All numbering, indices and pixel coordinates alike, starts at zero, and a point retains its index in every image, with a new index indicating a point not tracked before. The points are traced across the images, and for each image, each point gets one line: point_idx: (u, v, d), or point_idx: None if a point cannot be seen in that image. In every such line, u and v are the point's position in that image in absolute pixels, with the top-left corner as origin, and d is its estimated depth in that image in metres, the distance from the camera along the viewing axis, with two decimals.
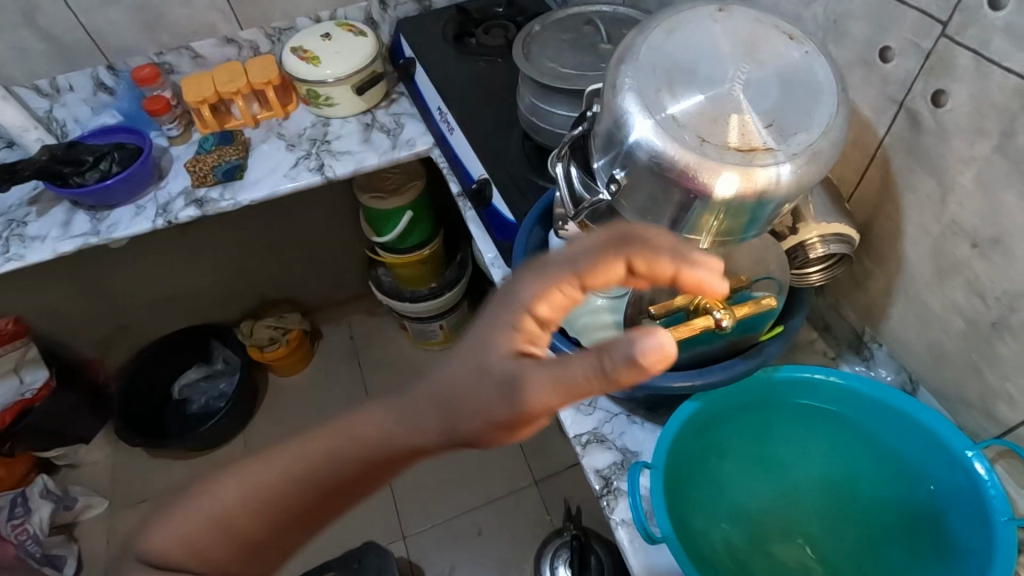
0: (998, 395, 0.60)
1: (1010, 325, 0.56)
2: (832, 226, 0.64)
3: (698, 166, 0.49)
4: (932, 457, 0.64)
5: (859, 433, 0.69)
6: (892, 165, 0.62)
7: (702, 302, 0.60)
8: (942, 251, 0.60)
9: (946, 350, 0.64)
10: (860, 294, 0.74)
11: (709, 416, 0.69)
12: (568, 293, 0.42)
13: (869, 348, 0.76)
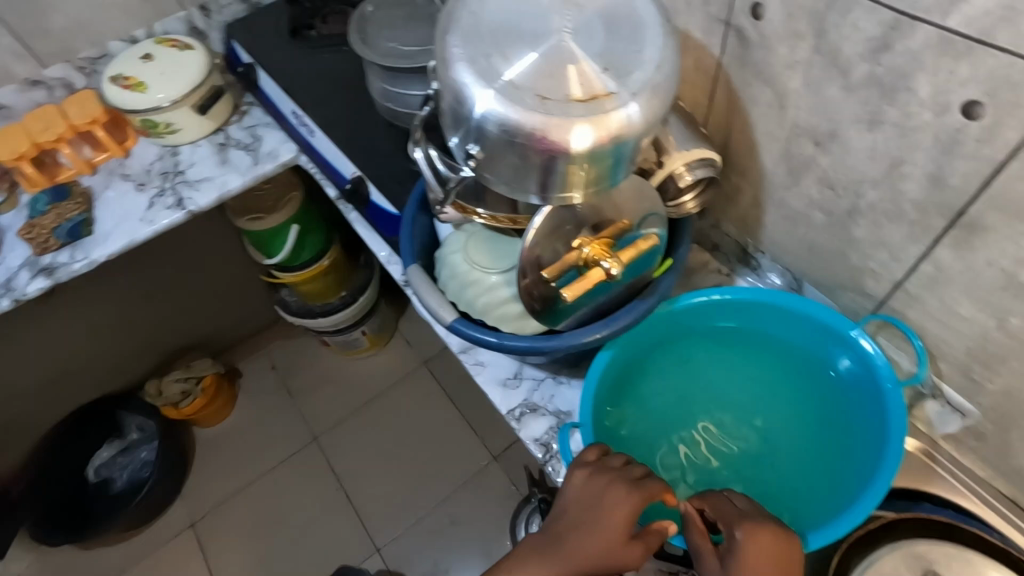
0: (865, 274, 0.65)
1: (860, 210, 0.60)
2: (695, 152, 0.66)
3: (547, 126, 0.49)
4: (825, 342, 0.69)
5: (759, 337, 0.73)
6: (733, 82, 0.64)
7: (589, 255, 0.60)
8: (791, 155, 0.63)
9: (815, 244, 0.69)
10: (737, 209, 0.77)
11: (623, 361, 0.71)
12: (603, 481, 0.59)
13: (756, 256, 0.80)
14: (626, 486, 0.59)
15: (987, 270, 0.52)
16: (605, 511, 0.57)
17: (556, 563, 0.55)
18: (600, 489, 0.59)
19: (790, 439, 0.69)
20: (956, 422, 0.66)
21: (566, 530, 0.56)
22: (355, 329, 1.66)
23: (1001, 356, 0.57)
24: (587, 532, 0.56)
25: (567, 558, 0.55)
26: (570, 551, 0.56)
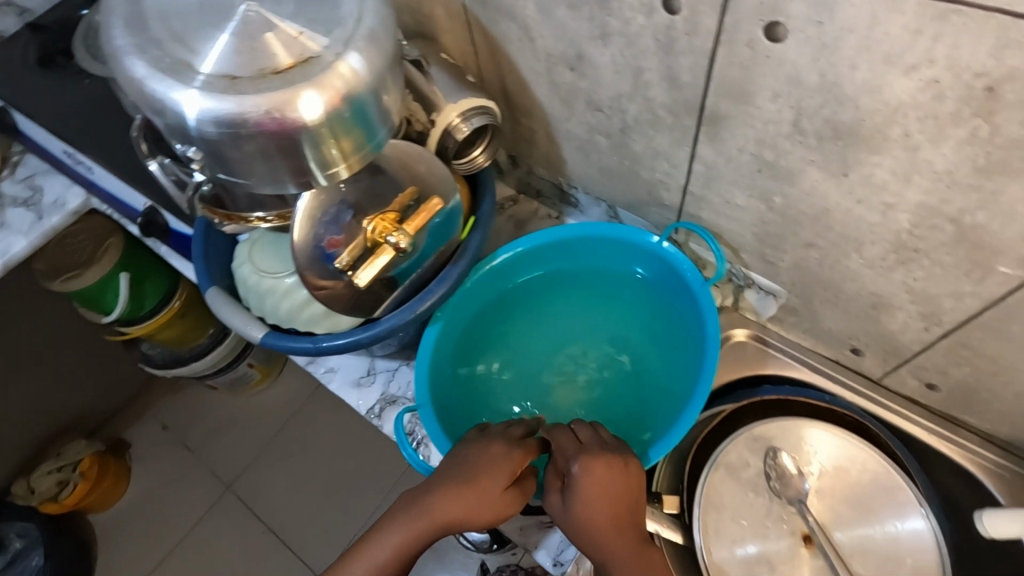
0: (658, 186, 0.66)
1: (629, 125, 0.61)
2: (465, 102, 0.62)
3: (269, 106, 0.44)
4: (638, 257, 0.70)
5: (582, 270, 0.74)
6: (484, 23, 0.62)
7: (375, 233, 0.58)
8: (558, 84, 0.62)
9: (611, 168, 0.69)
10: (539, 150, 0.76)
11: (455, 331, 0.70)
12: (478, 445, 0.58)
13: (572, 192, 0.80)
14: (501, 445, 0.58)
15: (741, 157, 0.54)
16: (474, 469, 0.56)
17: (416, 528, 0.55)
18: (472, 452, 0.57)
19: (634, 362, 0.69)
20: (774, 304, 0.70)
21: (427, 500, 0.56)
22: (238, 362, 1.47)
23: (781, 234, 0.60)
24: (454, 493, 0.55)
25: (428, 521, 0.55)
26: (434, 512, 0.55)
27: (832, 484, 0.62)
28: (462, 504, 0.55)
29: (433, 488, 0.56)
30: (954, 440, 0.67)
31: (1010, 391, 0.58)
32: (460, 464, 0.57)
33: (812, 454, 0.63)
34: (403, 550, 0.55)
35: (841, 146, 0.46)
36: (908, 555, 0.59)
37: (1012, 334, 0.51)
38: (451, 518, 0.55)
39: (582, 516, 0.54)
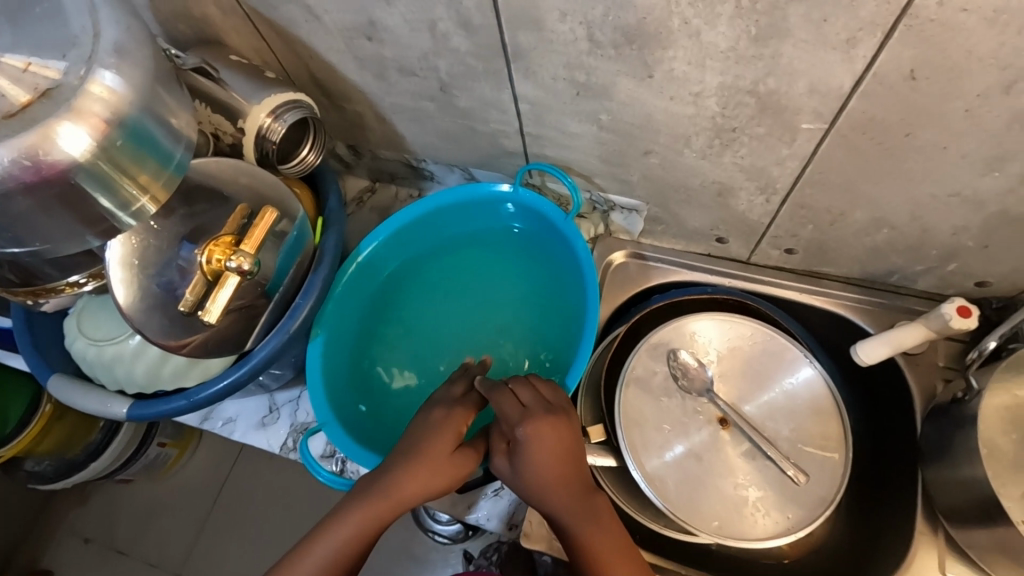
0: (498, 136, 0.65)
1: (446, 82, 0.59)
2: (271, 100, 0.58)
3: (18, 152, 0.38)
4: (499, 210, 0.69)
5: (451, 240, 0.72)
6: (264, 12, 0.57)
7: (212, 262, 0.53)
8: (363, 58, 0.59)
9: (448, 131, 0.67)
10: (375, 131, 0.73)
11: (338, 342, 0.65)
12: (427, 414, 0.56)
13: (423, 166, 0.78)
14: (448, 408, 0.56)
15: (557, 85, 0.54)
16: (422, 446, 0.54)
17: (374, 512, 0.52)
18: (423, 423, 0.55)
19: (527, 312, 0.68)
20: (640, 219, 0.73)
21: (378, 485, 0.53)
22: (144, 447, 1.29)
23: (620, 150, 0.61)
24: (409, 468, 0.53)
25: (386, 502, 0.52)
26: (392, 491, 0.52)
27: (731, 364, 0.66)
28: (417, 475, 0.52)
29: (382, 471, 0.53)
30: (821, 292, 0.73)
31: (851, 234, 0.64)
32: (411, 437, 0.55)
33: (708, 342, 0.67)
34: (359, 539, 0.52)
35: (637, 49, 0.47)
36: (806, 403, 0.64)
37: (833, 182, 0.56)
38: (406, 495, 0.52)
39: (531, 477, 0.52)
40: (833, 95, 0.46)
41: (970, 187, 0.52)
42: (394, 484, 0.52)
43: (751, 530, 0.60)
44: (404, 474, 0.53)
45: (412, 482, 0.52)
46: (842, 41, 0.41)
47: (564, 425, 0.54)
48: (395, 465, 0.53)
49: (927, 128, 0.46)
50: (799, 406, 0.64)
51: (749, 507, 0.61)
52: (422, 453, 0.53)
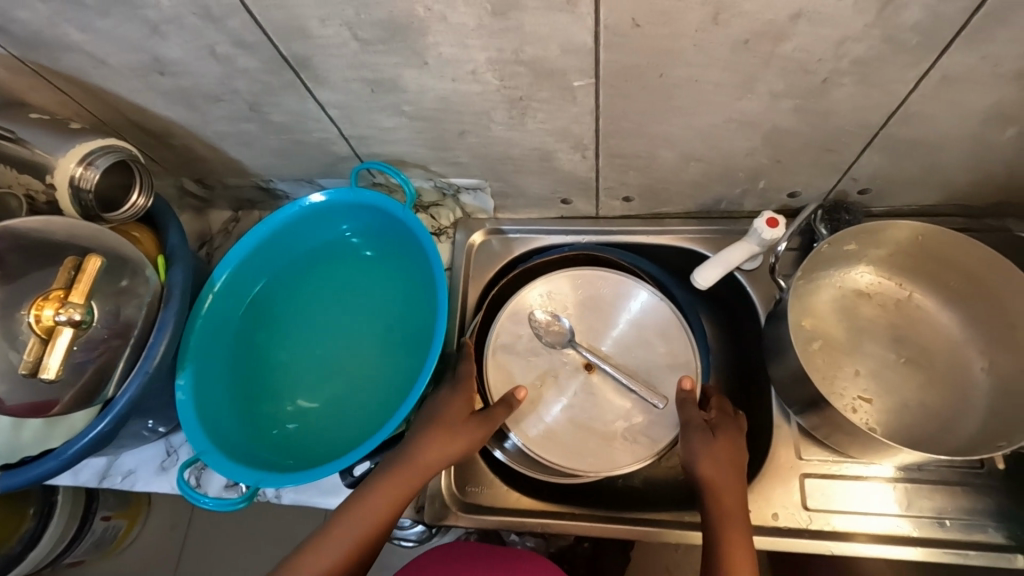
0: (324, 143, 0.67)
1: (253, 102, 0.61)
2: (78, 148, 0.58)
3: None
4: (344, 215, 0.71)
5: (305, 254, 0.73)
6: (52, 65, 0.58)
7: (41, 318, 0.54)
8: (165, 92, 0.60)
9: (278, 148, 0.69)
10: (213, 161, 0.74)
11: (209, 376, 0.66)
12: (451, 400, 0.64)
13: (274, 186, 0.79)
14: (462, 397, 0.64)
15: (351, 85, 0.56)
16: (441, 415, 0.62)
17: (401, 483, 0.58)
18: (444, 409, 0.63)
19: (391, 306, 0.70)
20: (487, 196, 0.77)
21: (406, 458, 0.59)
22: (88, 524, 1.10)
23: (437, 136, 0.64)
24: (434, 436, 0.60)
25: (412, 468, 0.59)
26: (417, 458, 0.59)
27: (586, 316, 0.72)
28: (440, 442, 0.60)
29: (406, 447, 0.60)
30: (665, 231, 0.79)
31: (669, 173, 0.69)
32: (435, 413, 0.62)
33: (564, 300, 0.73)
34: (385, 513, 0.57)
35: (401, 40, 0.50)
36: (655, 334, 0.71)
37: (628, 128, 0.61)
38: (427, 462, 0.59)
39: (712, 465, 0.58)
40: (584, 51, 0.50)
41: (737, 111, 0.57)
42: (418, 453, 0.59)
43: (621, 459, 0.66)
44: (422, 443, 0.60)
45: (431, 448, 0.60)
46: (564, 2, 0.45)
47: (733, 431, 0.61)
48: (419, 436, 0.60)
49: (674, 66, 0.51)
50: (649, 338, 0.71)
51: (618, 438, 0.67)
52: (437, 424, 0.61)
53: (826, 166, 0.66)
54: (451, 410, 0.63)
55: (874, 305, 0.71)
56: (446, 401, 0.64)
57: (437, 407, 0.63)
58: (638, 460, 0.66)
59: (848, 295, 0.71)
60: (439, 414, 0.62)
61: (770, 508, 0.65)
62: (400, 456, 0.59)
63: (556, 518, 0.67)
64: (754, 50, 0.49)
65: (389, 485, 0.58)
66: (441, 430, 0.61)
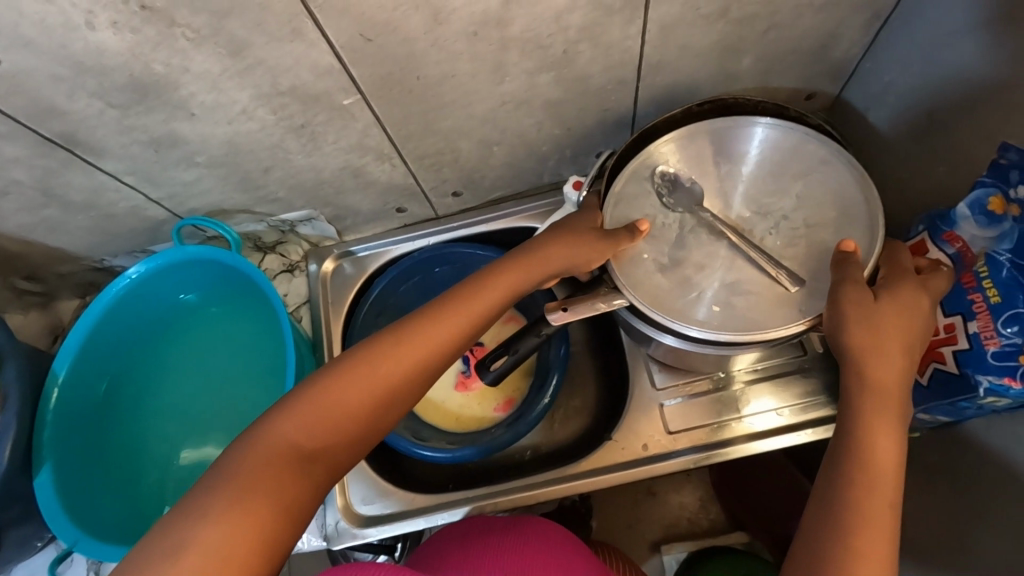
0: (137, 210, 0.68)
1: (42, 188, 0.60)
2: None
3: None
4: (177, 279, 0.71)
5: (147, 326, 0.72)
6: None
7: None
8: None
9: (92, 225, 0.69)
10: (32, 254, 0.72)
11: (78, 470, 0.66)
12: (529, 257, 0.54)
13: (109, 263, 0.79)
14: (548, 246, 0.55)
15: (132, 149, 0.58)
16: (489, 289, 0.51)
17: (395, 362, 0.46)
18: (509, 273, 0.53)
19: (250, 351, 0.73)
20: (324, 223, 0.79)
21: (409, 347, 0.47)
22: None
23: (243, 178, 0.66)
24: (453, 311, 0.49)
25: (409, 350, 0.46)
26: (416, 340, 0.47)
27: (727, 167, 0.61)
28: (442, 330, 0.48)
29: (412, 340, 0.47)
30: (500, 215, 0.82)
31: (478, 162, 0.74)
32: (486, 296, 0.51)
33: (704, 157, 0.61)
34: (359, 407, 0.44)
35: (156, 98, 0.52)
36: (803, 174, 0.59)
37: (418, 130, 0.64)
38: (423, 362, 0.47)
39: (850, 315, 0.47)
40: (335, 71, 0.53)
41: (505, 94, 0.62)
42: (416, 344, 0.47)
43: (773, 320, 0.53)
44: (421, 333, 0.47)
45: (426, 340, 0.47)
46: (289, 33, 0.48)
47: (910, 294, 0.48)
48: (436, 326, 0.48)
49: (424, 67, 0.55)
50: (821, 193, 0.58)
51: (731, 318, 0.54)
52: (454, 317, 0.49)
53: (613, 123, 0.72)
54: (537, 259, 0.54)
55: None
56: (478, 290, 0.51)
57: (483, 291, 0.51)
58: (789, 320, 0.53)
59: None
60: (468, 303, 0.50)
61: (639, 440, 0.70)
62: (401, 349, 0.46)
63: (451, 504, 0.71)
64: (486, 38, 0.54)
65: (381, 375, 0.45)
66: (450, 328, 0.48)
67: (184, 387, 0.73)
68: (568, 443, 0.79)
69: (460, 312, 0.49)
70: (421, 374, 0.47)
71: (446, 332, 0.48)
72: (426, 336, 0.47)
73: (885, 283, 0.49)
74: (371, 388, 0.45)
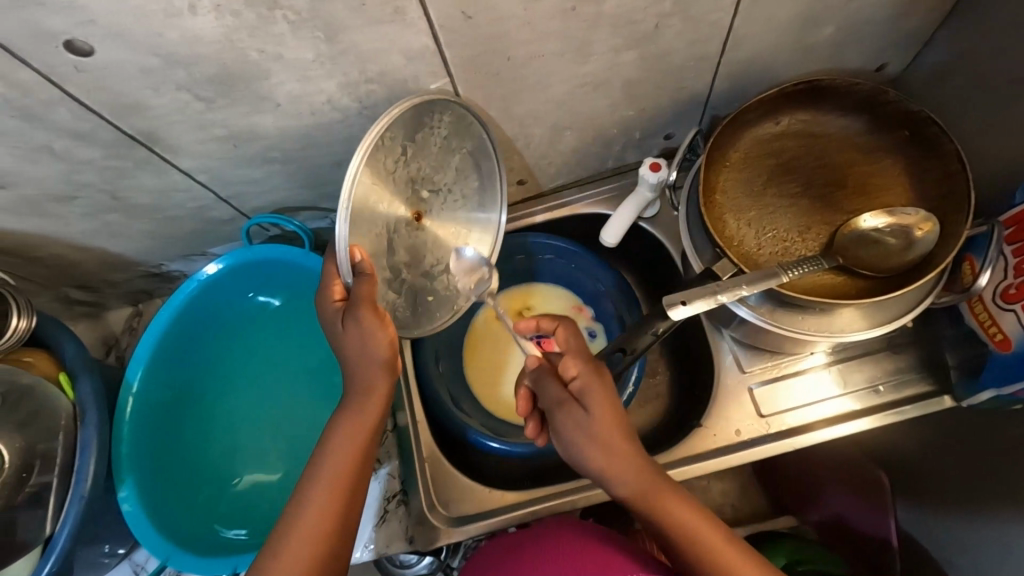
0: (202, 211, 0.65)
1: (111, 190, 0.57)
2: None
3: None
4: (241, 281, 0.68)
5: (207, 331, 0.69)
6: None
7: None
8: (11, 206, 0.56)
9: (155, 229, 0.66)
10: (89, 263, 0.69)
11: (152, 485, 0.62)
12: (376, 389, 0.51)
13: (167, 268, 0.76)
14: (378, 366, 0.50)
15: (209, 146, 0.55)
16: (332, 445, 0.50)
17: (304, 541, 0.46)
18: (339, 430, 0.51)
19: (313, 355, 0.72)
20: None
21: (309, 521, 0.47)
22: None
23: (313, 173, 0.63)
24: (326, 480, 0.49)
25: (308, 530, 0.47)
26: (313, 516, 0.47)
27: (468, 175, 0.64)
28: (327, 491, 0.48)
29: (302, 515, 0.47)
30: (566, 202, 0.80)
31: (547, 148, 0.71)
32: (345, 446, 0.50)
33: (463, 182, 0.64)
34: None
35: (243, 89, 0.49)
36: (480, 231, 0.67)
37: (495, 116, 0.62)
38: (330, 522, 0.47)
39: (571, 436, 0.52)
40: (427, 54, 0.51)
41: (588, 74, 0.59)
42: (308, 510, 0.47)
43: (433, 321, 0.64)
44: (312, 501, 0.47)
45: (316, 505, 0.47)
46: (390, 13, 0.45)
47: (604, 393, 0.52)
48: (319, 491, 0.48)
49: (515, 47, 0.53)
50: (450, 222, 0.64)
51: (410, 296, 0.61)
52: (325, 474, 0.49)
53: (686, 102, 0.69)
54: (371, 380, 0.51)
55: (791, 214, 0.63)
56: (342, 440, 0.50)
57: (345, 439, 0.50)
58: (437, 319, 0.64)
59: (761, 209, 0.63)
60: (342, 448, 0.50)
61: (732, 425, 0.69)
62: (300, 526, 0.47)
63: (542, 501, 0.69)
64: (581, 15, 0.51)
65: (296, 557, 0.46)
66: (332, 484, 0.48)
67: (246, 396, 0.71)
68: (640, 429, 0.80)
69: (336, 470, 0.49)
70: (335, 539, 0.47)
71: (331, 486, 0.48)
72: (321, 505, 0.47)
73: (584, 391, 0.52)
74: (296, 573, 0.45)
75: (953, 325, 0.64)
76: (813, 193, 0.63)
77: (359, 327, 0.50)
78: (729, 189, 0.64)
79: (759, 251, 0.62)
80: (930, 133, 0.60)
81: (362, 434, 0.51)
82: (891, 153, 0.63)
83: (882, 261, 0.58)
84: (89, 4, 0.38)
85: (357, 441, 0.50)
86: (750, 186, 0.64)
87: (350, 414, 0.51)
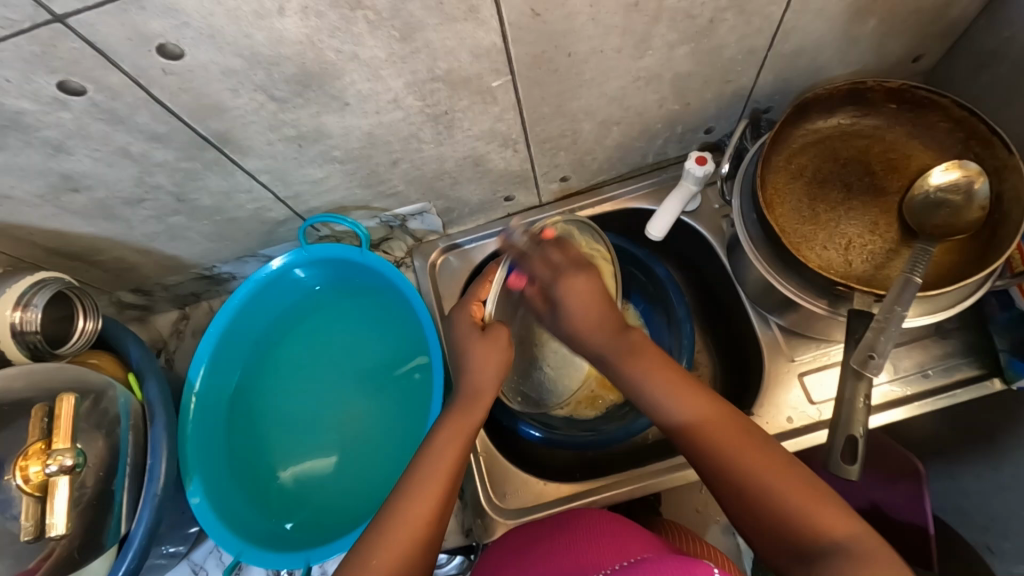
0: (261, 212, 0.66)
1: (177, 193, 0.59)
2: (8, 294, 0.53)
3: None
4: (286, 280, 0.74)
5: (257, 331, 0.75)
6: None
7: (27, 470, 0.50)
8: (82, 209, 0.57)
9: (214, 231, 0.67)
10: (145, 266, 0.70)
11: (215, 480, 0.67)
12: (483, 389, 0.57)
13: (218, 271, 0.77)
14: (496, 365, 0.58)
15: (277, 146, 0.56)
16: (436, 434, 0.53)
17: (417, 515, 0.47)
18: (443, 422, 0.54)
19: (357, 352, 0.77)
20: (433, 216, 0.77)
21: (417, 488, 0.48)
22: None
23: (370, 172, 0.64)
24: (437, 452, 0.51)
25: (421, 500, 0.48)
26: (421, 492, 0.48)
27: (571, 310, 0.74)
28: (441, 461, 0.50)
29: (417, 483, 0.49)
30: (608, 197, 0.81)
31: (594, 143, 0.72)
32: (456, 435, 0.53)
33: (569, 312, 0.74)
34: (412, 552, 0.45)
35: (317, 89, 0.50)
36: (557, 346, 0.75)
37: (549, 112, 0.63)
38: (444, 488, 0.49)
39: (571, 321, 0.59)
40: (493, 52, 0.52)
41: (642, 68, 0.61)
42: (422, 478, 0.49)
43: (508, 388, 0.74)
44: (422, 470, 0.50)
45: (432, 470, 0.50)
46: (465, 11, 0.46)
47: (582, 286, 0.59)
48: (434, 460, 0.50)
49: (577, 44, 0.54)
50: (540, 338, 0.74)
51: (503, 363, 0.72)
52: (437, 449, 0.51)
53: (730, 96, 0.70)
54: (485, 381, 0.57)
55: (853, 220, 0.64)
56: (453, 429, 0.53)
57: (451, 429, 0.53)
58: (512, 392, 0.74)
59: (825, 227, 0.64)
60: (450, 436, 0.53)
61: (783, 414, 0.70)
62: (415, 486, 0.48)
63: (597, 488, 0.70)
64: (643, 10, 0.52)
65: (408, 520, 0.46)
66: (446, 459, 0.50)
67: (295, 392, 0.76)
68: None
69: (455, 445, 0.52)
70: (440, 515, 0.48)
71: (446, 459, 0.50)
72: (434, 471, 0.49)
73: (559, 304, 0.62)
74: (409, 529, 0.46)
75: (1005, 310, 0.65)
76: (855, 192, 0.65)
77: (489, 332, 0.59)
78: (788, 218, 0.65)
79: (851, 266, 0.63)
80: (917, 97, 0.63)
81: (468, 431, 0.54)
82: (890, 127, 0.66)
83: (957, 219, 0.61)
84: (187, 8, 0.39)
85: (465, 441, 0.53)
86: (802, 213, 0.65)
87: (456, 411, 0.55)
